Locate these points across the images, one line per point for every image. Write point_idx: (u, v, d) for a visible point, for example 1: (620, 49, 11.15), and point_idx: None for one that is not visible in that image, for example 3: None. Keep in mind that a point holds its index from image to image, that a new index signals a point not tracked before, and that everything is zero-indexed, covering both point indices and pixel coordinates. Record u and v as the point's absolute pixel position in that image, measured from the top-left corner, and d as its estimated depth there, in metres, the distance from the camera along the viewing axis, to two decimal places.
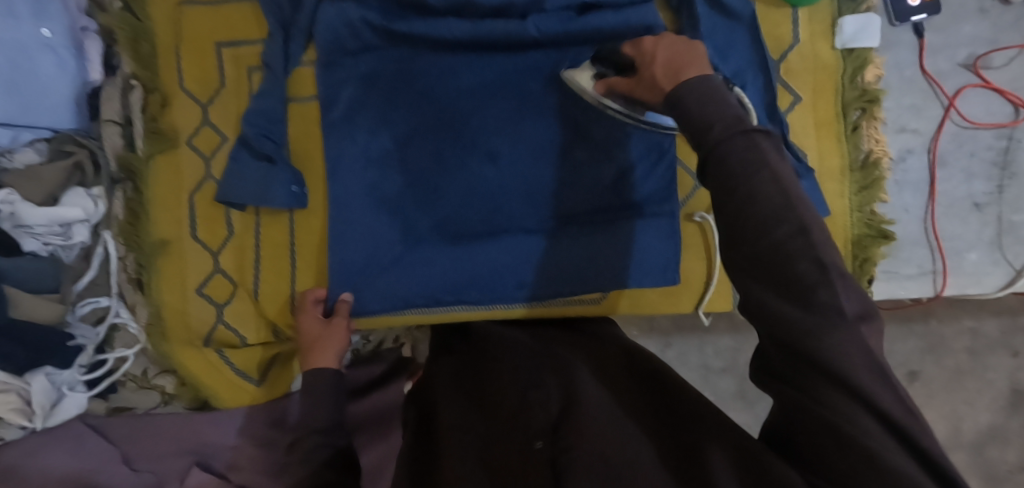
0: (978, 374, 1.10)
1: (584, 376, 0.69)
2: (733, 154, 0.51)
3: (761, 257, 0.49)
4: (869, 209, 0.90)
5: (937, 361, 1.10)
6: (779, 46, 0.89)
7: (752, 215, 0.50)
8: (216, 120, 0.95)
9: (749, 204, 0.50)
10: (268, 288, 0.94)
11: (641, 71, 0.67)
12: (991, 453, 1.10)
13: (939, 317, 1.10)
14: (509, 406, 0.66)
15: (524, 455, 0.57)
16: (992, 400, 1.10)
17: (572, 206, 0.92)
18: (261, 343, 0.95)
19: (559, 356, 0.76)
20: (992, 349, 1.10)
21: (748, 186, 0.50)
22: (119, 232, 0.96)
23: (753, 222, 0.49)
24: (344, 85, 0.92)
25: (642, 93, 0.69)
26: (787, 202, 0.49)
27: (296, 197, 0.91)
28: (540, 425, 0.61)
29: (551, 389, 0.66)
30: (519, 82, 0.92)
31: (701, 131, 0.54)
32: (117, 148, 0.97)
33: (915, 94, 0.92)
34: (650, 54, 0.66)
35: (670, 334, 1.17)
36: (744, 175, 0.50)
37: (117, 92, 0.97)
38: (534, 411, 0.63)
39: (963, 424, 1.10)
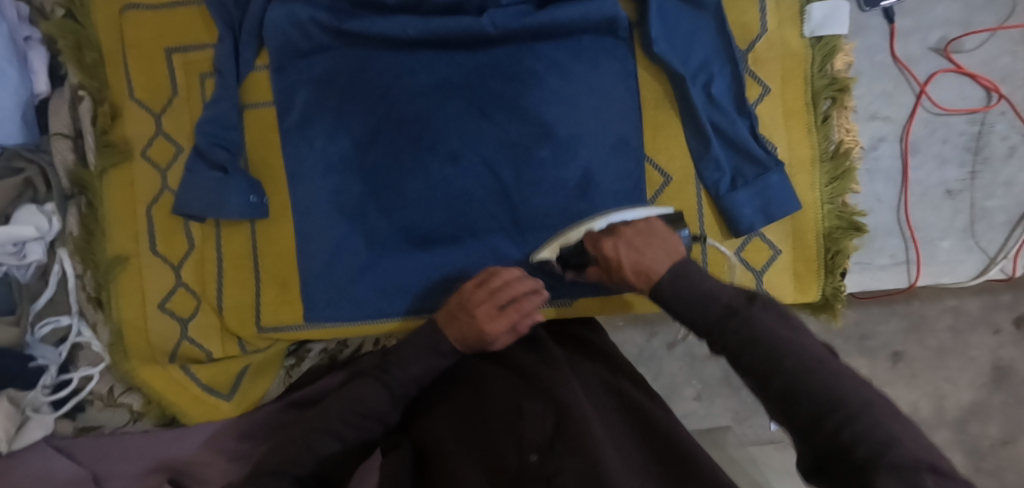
0: (960, 352, 1.09)
1: (573, 381, 0.70)
2: (758, 340, 0.58)
3: (824, 417, 0.53)
4: (840, 200, 0.88)
5: (920, 341, 1.10)
6: (746, 36, 0.87)
7: (785, 354, 0.56)
8: (169, 129, 0.93)
9: (777, 359, 0.56)
10: (233, 300, 0.92)
11: (616, 278, 0.70)
12: (974, 429, 1.10)
13: (922, 297, 1.09)
14: (506, 416, 0.67)
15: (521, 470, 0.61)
16: (974, 377, 1.09)
17: (537, 208, 0.89)
18: (228, 357, 0.94)
19: (546, 352, 0.75)
20: (974, 327, 1.09)
21: (752, 333, 0.58)
22: (75, 249, 0.93)
23: (784, 359, 0.56)
24: (299, 87, 0.89)
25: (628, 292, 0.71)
26: (814, 357, 0.56)
27: (255, 206, 0.89)
28: (534, 438, 0.63)
29: (541, 392, 0.68)
30: (479, 79, 0.88)
31: (697, 321, 0.62)
32: (68, 161, 0.93)
33: (886, 80, 0.90)
34: (613, 258, 0.69)
35: (654, 323, 1.15)
36: (750, 342, 0.58)
37: (65, 104, 0.93)
38: (530, 421, 0.65)
39: (946, 402, 1.10)
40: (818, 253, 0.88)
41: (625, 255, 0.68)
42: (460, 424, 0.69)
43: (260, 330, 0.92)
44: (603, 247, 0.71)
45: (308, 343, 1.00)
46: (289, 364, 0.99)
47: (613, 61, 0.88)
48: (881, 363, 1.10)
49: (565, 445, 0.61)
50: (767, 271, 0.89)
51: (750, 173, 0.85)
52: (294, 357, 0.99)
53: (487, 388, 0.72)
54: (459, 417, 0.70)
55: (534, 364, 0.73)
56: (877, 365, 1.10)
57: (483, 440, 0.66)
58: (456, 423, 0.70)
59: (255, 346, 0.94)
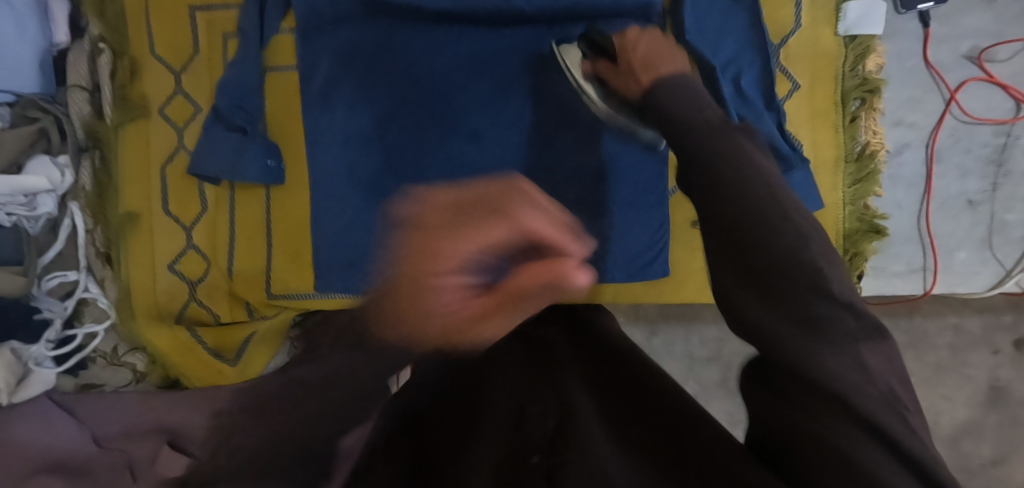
0: (958, 369, 1.10)
1: (579, 390, 0.60)
2: (728, 186, 0.46)
3: (752, 266, 0.43)
4: (862, 202, 0.87)
5: (918, 357, 1.10)
6: (779, 31, 0.86)
7: (730, 177, 0.46)
8: (189, 89, 0.91)
9: (721, 183, 0.46)
10: (242, 267, 0.91)
11: (620, 62, 0.77)
12: (967, 447, 1.10)
13: (924, 313, 1.10)
14: (504, 420, 0.56)
15: (516, 468, 0.47)
16: (970, 395, 1.10)
17: (552, 193, 0.89)
18: (234, 322, 0.93)
19: (552, 362, 0.67)
20: (974, 346, 1.10)
21: (728, 196, 0.45)
22: (87, 204, 0.92)
23: (728, 179, 0.46)
24: (321, 56, 0.88)
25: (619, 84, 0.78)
26: (766, 189, 0.45)
27: (272, 171, 0.88)
28: (538, 440, 0.50)
29: (545, 398, 0.57)
30: (506, 58, 0.88)
31: (678, 131, 0.55)
32: (83, 114, 0.91)
33: (915, 86, 0.88)
34: (632, 45, 0.76)
35: (656, 323, 1.16)
36: (733, 208, 0.45)
37: (84, 56, 0.91)
38: (533, 424, 0.53)
39: (940, 418, 1.10)
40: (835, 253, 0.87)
41: (638, 55, 0.75)
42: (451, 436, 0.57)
43: (269, 296, 0.91)
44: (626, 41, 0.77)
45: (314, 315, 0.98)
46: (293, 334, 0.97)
47: None
48: None
49: (568, 442, 0.49)
50: None
51: None
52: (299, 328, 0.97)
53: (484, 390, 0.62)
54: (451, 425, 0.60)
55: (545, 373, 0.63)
56: None
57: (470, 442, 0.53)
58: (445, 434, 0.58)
59: (263, 313, 0.93)
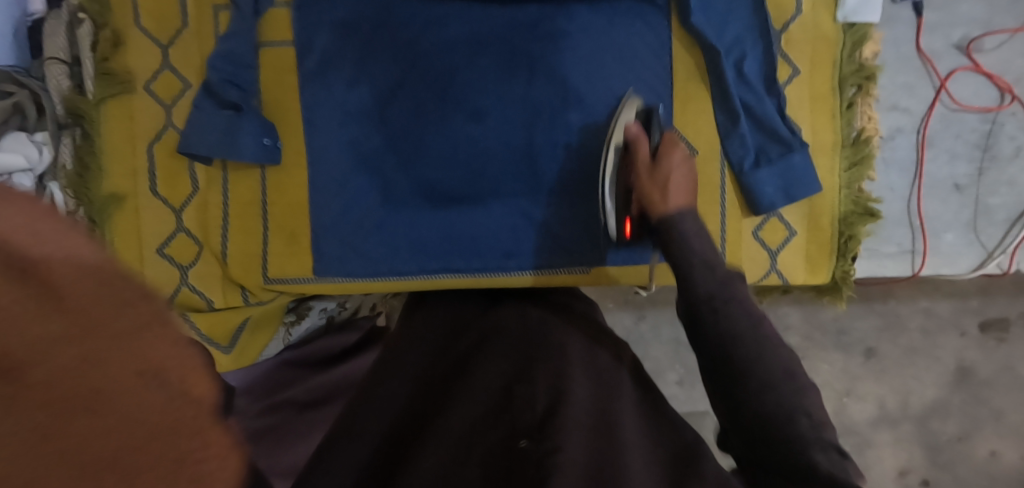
0: (929, 352, 1.14)
1: (575, 371, 0.64)
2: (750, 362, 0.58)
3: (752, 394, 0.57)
4: (857, 186, 0.89)
5: (892, 339, 1.15)
6: (782, 16, 0.87)
7: (732, 313, 0.61)
8: (177, 63, 0.87)
9: (731, 323, 0.60)
10: (237, 250, 0.88)
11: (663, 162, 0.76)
12: (934, 426, 1.15)
13: (898, 297, 1.14)
14: (493, 392, 0.59)
15: (507, 453, 0.52)
16: (938, 377, 1.15)
17: (556, 175, 0.88)
18: (230, 307, 0.90)
19: (546, 335, 0.71)
20: (943, 328, 1.14)
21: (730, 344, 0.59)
22: (68, 184, 0.85)
23: (732, 315, 0.61)
24: (320, 31, 0.86)
25: (648, 182, 0.76)
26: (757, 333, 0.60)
27: (267, 150, 0.85)
28: (528, 420, 0.55)
29: (538, 379, 0.60)
30: (512, 37, 0.87)
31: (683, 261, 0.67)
32: (62, 88, 0.85)
33: (909, 73, 0.90)
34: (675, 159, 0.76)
35: (644, 307, 1.17)
36: (737, 359, 0.58)
37: (61, 27, 0.85)
38: (522, 404, 0.57)
39: (911, 398, 1.15)
40: (832, 237, 0.90)
41: (679, 173, 0.75)
42: (438, 410, 0.59)
43: (265, 281, 0.88)
44: (677, 149, 0.77)
45: (309, 301, 0.98)
46: (289, 321, 0.97)
47: (650, 31, 0.87)
48: (854, 358, 1.16)
49: (557, 430, 0.53)
50: (781, 251, 0.90)
51: (774, 152, 0.87)
52: (294, 314, 0.98)
53: (474, 367, 0.64)
54: (436, 391, 0.64)
55: (536, 352, 0.66)
56: (849, 359, 1.16)
57: (463, 426, 0.56)
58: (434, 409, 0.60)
59: (258, 298, 0.90)
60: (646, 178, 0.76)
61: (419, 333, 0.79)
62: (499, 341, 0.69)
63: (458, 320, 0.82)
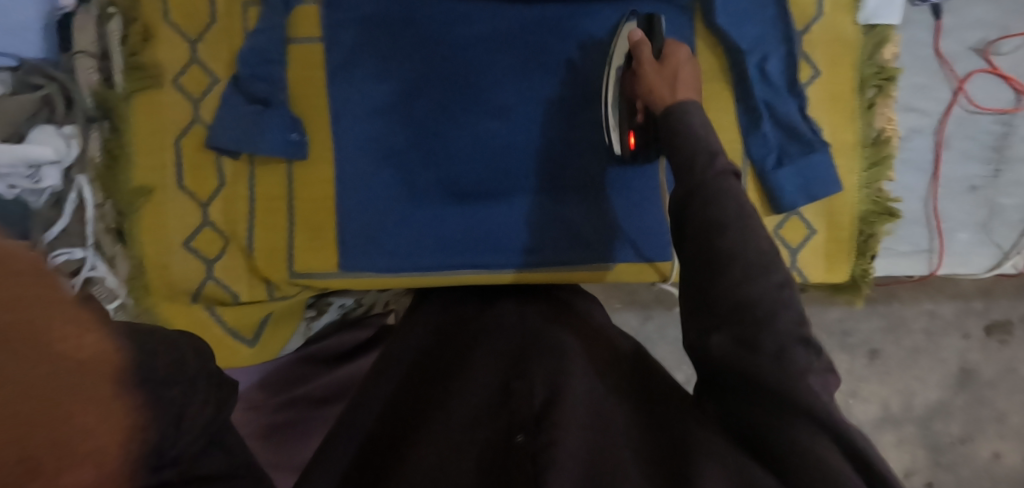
0: (932, 353, 1.16)
1: (575, 365, 0.63)
2: (734, 265, 0.56)
3: (739, 303, 0.54)
4: (876, 186, 0.91)
5: (896, 341, 1.17)
6: (803, 17, 0.88)
7: (718, 211, 0.59)
8: (205, 57, 0.87)
9: (716, 226, 0.58)
10: (265, 244, 0.88)
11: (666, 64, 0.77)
12: (937, 427, 1.16)
13: (902, 299, 1.16)
14: (492, 392, 0.59)
15: (503, 448, 0.51)
16: (941, 378, 1.16)
17: (578, 170, 0.89)
18: (255, 301, 0.90)
19: (547, 336, 0.70)
20: (946, 330, 1.16)
21: (707, 253, 0.57)
22: (96, 177, 0.87)
23: (718, 217, 0.58)
24: (348, 28, 0.87)
25: (653, 78, 0.76)
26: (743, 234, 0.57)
27: (295, 145, 0.86)
28: (524, 414, 0.54)
29: (536, 376, 0.59)
30: (535, 36, 0.88)
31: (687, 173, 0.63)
32: (92, 82, 0.87)
33: (926, 74, 0.91)
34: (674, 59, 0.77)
35: (650, 308, 1.18)
36: (717, 267, 0.56)
37: (92, 21, 0.87)
38: (519, 399, 0.56)
39: (914, 399, 1.16)
40: (851, 235, 0.91)
41: (684, 68, 0.76)
42: (433, 413, 0.58)
43: (291, 275, 0.88)
44: (677, 51, 0.78)
45: (328, 297, 0.99)
46: (309, 316, 0.98)
47: (674, 31, 0.87)
48: (858, 360, 1.17)
49: (554, 422, 0.52)
50: (801, 250, 0.92)
51: (795, 151, 0.87)
52: (315, 310, 0.99)
53: (470, 371, 0.64)
54: (434, 390, 0.63)
55: (535, 353, 0.66)
56: (854, 361, 1.17)
57: (458, 428, 0.55)
58: (428, 411, 0.59)
59: (284, 292, 0.90)
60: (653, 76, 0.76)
61: (414, 338, 0.79)
62: (498, 347, 0.70)
63: (455, 327, 0.81)
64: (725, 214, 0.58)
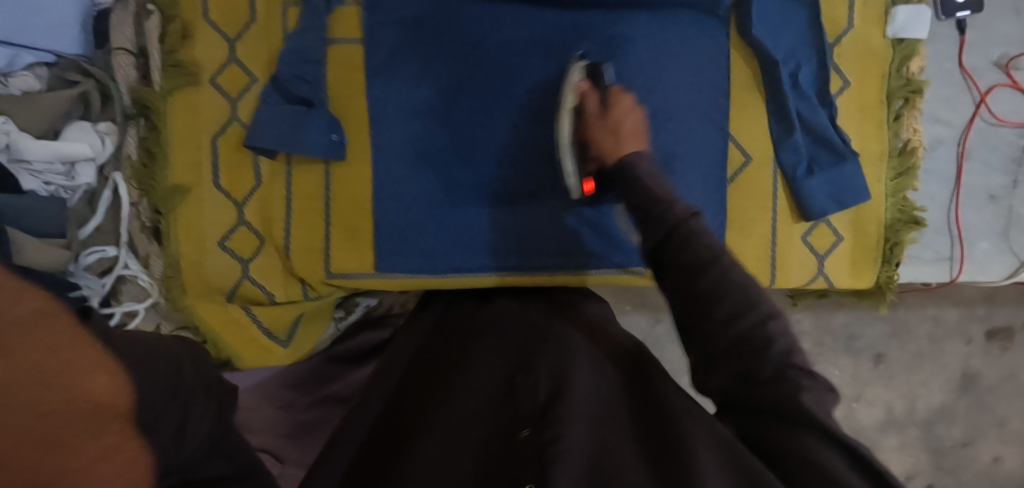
0: (935, 358, 1.18)
1: (577, 354, 0.64)
2: (716, 293, 0.53)
3: (727, 325, 0.52)
4: (902, 195, 0.93)
5: (901, 346, 1.18)
6: (835, 30, 0.90)
7: (691, 245, 0.57)
8: (244, 57, 0.87)
9: (688, 257, 0.56)
10: (301, 244, 0.88)
11: (613, 116, 0.79)
12: (940, 431, 1.19)
13: (908, 304, 1.17)
14: (497, 389, 0.60)
15: (510, 445, 0.52)
16: (944, 382, 1.18)
17: None
18: (289, 301, 0.89)
19: (547, 329, 0.71)
20: (949, 336, 1.18)
21: (693, 288, 0.55)
22: (132, 175, 0.86)
23: (692, 245, 0.57)
24: (388, 29, 0.87)
25: (601, 134, 0.79)
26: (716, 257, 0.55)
27: (334, 146, 0.85)
28: (528, 409, 0.55)
29: (542, 369, 0.61)
30: (574, 41, 0.88)
31: (651, 216, 0.63)
32: (130, 80, 0.87)
33: (950, 88, 0.94)
34: (621, 109, 0.79)
35: (660, 310, 1.19)
36: (701, 293, 0.54)
37: (129, 18, 0.87)
38: (523, 396, 0.57)
39: (918, 403, 1.19)
40: (877, 242, 0.93)
41: (628, 118, 0.78)
42: (437, 408, 0.59)
43: (327, 276, 0.88)
44: (620, 99, 0.80)
45: (356, 297, 1.01)
46: (338, 316, 1.00)
47: (709, 40, 0.89)
48: (864, 364, 1.19)
49: (559, 416, 0.53)
50: (828, 256, 0.93)
51: (825, 161, 0.90)
52: (343, 310, 1.00)
53: (473, 366, 0.65)
54: (439, 383, 0.65)
55: (539, 346, 0.66)
56: (859, 365, 1.19)
57: (462, 425, 0.56)
58: (430, 406, 0.60)
59: (318, 293, 0.90)
60: (600, 133, 0.79)
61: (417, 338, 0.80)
62: (502, 342, 0.71)
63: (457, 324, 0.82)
64: (706, 249, 0.56)
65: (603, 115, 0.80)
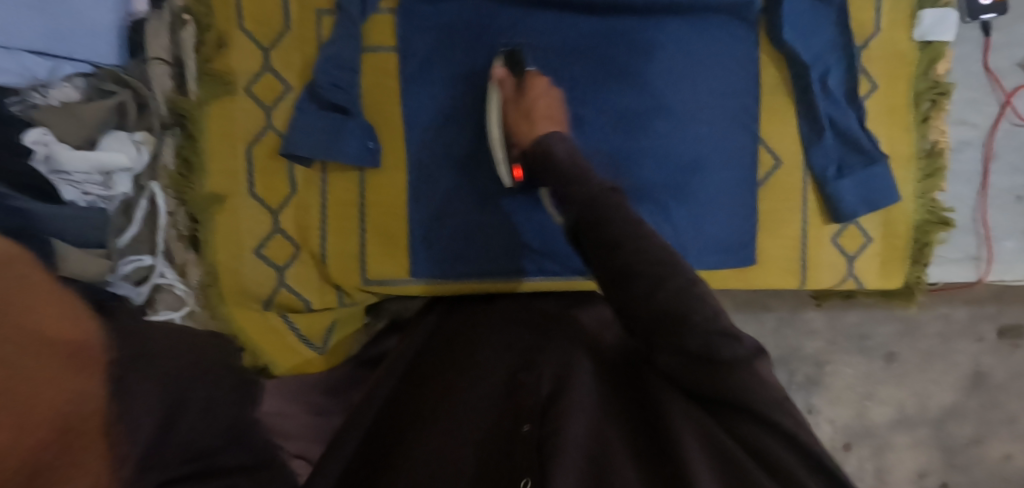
0: (946, 357, 1.17)
1: (578, 352, 0.63)
2: (638, 271, 0.54)
3: (659, 306, 0.52)
4: (929, 196, 0.94)
5: (912, 344, 1.18)
6: (862, 33, 0.91)
7: (609, 222, 0.59)
8: (279, 66, 0.88)
9: (609, 235, 0.58)
10: (337, 251, 0.88)
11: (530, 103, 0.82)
12: (952, 428, 1.18)
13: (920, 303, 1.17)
14: (497, 387, 0.60)
15: (509, 439, 0.51)
16: (956, 380, 1.17)
17: (647, 178, 0.86)
18: (325, 307, 0.90)
19: (549, 327, 0.71)
20: (962, 334, 1.17)
21: (617, 264, 0.56)
22: (169, 183, 0.88)
23: (614, 223, 0.59)
24: (422, 35, 0.88)
25: (521, 123, 0.82)
26: (637, 234, 0.57)
27: (370, 153, 0.87)
28: (529, 404, 0.55)
29: (545, 367, 0.60)
30: (608, 47, 0.86)
31: (574, 198, 0.64)
32: (166, 89, 0.88)
33: (975, 89, 0.96)
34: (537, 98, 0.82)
35: None
36: (623, 272, 0.55)
37: (164, 27, 0.88)
38: (524, 392, 0.57)
39: (929, 402, 1.18)
40: (908, 243, 0.94)
41: (540, 106, 0.81)
42: (438, 406, 0.59)
43: (363, 282, 0.89)
44: (535, 87, 0.82)
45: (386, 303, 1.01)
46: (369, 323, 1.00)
47: (739, 44, 0.89)
48: (875, 363, 1.18)
49: (559, 413, 0.52)
50: (858, 257, 0.94)
51: (855, 163, 0.90)
52: (373, 316, 1.01)
53: (475, 366, 0.64)
54: (438, 379, 0.64)
55: (544, 343, 0.66)
56: (870, 364, 1.18)
57: (462, 423, 0.56)
58: (431, 403, 0.60)
59: (353, 299, 0.91)
60: (520, 123, 0.82)
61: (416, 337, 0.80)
62: (505, 338, 0.70)
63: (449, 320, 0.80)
64: (629, 230, 0.57)
65: (519, 103, 0.83)
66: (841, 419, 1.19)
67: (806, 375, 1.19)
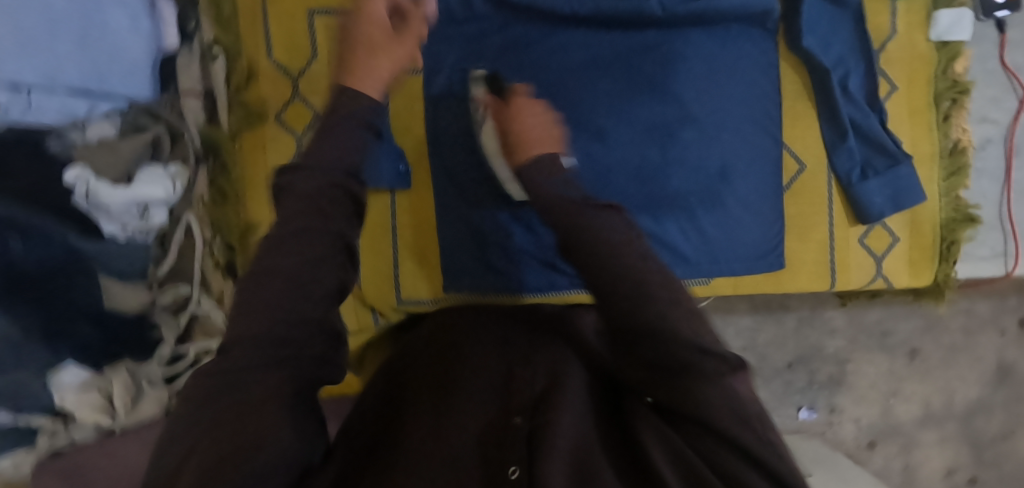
0: (970, 351, 1.17)
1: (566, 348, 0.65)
2: (618, 284, 0.53)
3: (640, 320, 0.51)
4: (954, 194, 0.95)
5: (935, 339, 1.17)
6: (880, 36, 0.92)
7: (590, 231, 0.57)
8: (308, 93, 0.90)
9: (593, 248, 0.56)
10: (370, 271, 0.90)
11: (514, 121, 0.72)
12: (979, 423, 1.18)
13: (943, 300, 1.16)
14: (490, 376, 0.61)
15: (502, 432, 0.53)
16: (980, 375, 1.17)
17: (676, 187, 0.86)
18: (358, 329, 0.91)
19: (540, 317, 0.72)
20: (983, 327, 1.16)
21: (601, 277, 0.55)
22: (205, 212, 0.89)
23: (595, 234, 0.56)
24: (446, 55, 0.89)
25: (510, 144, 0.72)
26: (615, 248, 0.55)
27: (401, 176, 0.88)
28: (521, 401, 0.56)
29: (538, 364, 0.61)
30: (630, 60, 0.87)
31: (551, 204, 0.61)
32: (199, 120, 0.88)
33: (995, 87, 0.96)
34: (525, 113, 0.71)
35: None
36: (606, 287, 0.54)
37: (195, 60, 0.89)
38: (517, 387, 0.58)
39: (955, 397, 1.18)
40: (934, 241, 0.95)
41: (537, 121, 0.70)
42: (431, 392, 0.60)
43: (398, 301, 0.91)
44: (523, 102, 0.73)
45: None
46: None
47: (760, 52, 0.89)
48: (899, 360, 1.18)
49: (550, 409, 0.54)
50: (886, 257, 0.95)
51: (881, 165, 0.92)
52: None
53: (468, 350, 0.65)
54: (430, 362, 0.65)
55: (542, 337, 0.66)
56: (893, 361, 1.18)
57: (456, 409, 0.56)
58: (425, 388, 0.61)
59: (387, 319, 0.92)
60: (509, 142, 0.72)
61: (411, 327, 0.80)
62: (499, 322, 0.70)
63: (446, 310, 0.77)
64: (609, 239, 0.56)
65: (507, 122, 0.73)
66: (866, 417, 1.18)
67: (829, 374, 1.18)
